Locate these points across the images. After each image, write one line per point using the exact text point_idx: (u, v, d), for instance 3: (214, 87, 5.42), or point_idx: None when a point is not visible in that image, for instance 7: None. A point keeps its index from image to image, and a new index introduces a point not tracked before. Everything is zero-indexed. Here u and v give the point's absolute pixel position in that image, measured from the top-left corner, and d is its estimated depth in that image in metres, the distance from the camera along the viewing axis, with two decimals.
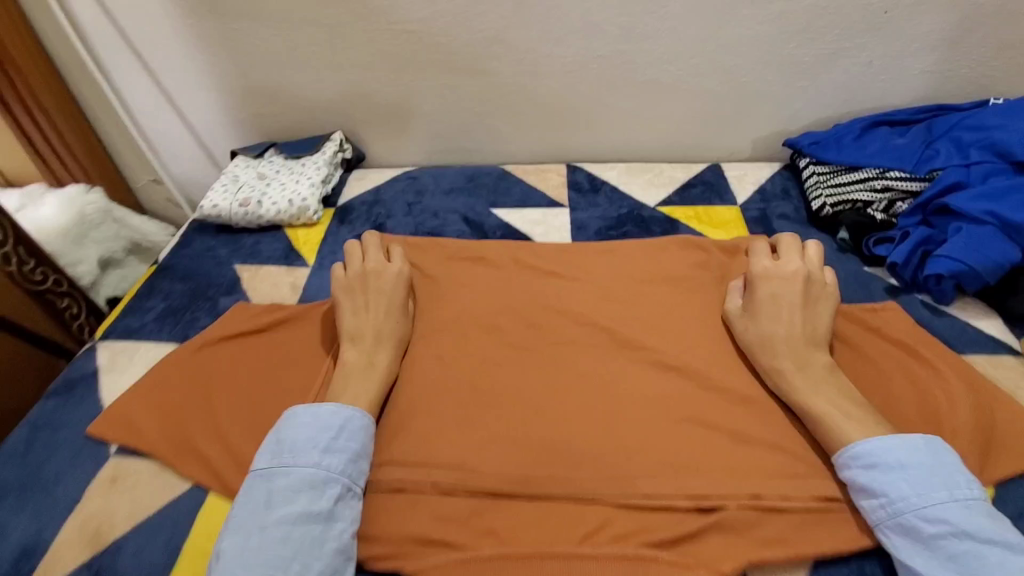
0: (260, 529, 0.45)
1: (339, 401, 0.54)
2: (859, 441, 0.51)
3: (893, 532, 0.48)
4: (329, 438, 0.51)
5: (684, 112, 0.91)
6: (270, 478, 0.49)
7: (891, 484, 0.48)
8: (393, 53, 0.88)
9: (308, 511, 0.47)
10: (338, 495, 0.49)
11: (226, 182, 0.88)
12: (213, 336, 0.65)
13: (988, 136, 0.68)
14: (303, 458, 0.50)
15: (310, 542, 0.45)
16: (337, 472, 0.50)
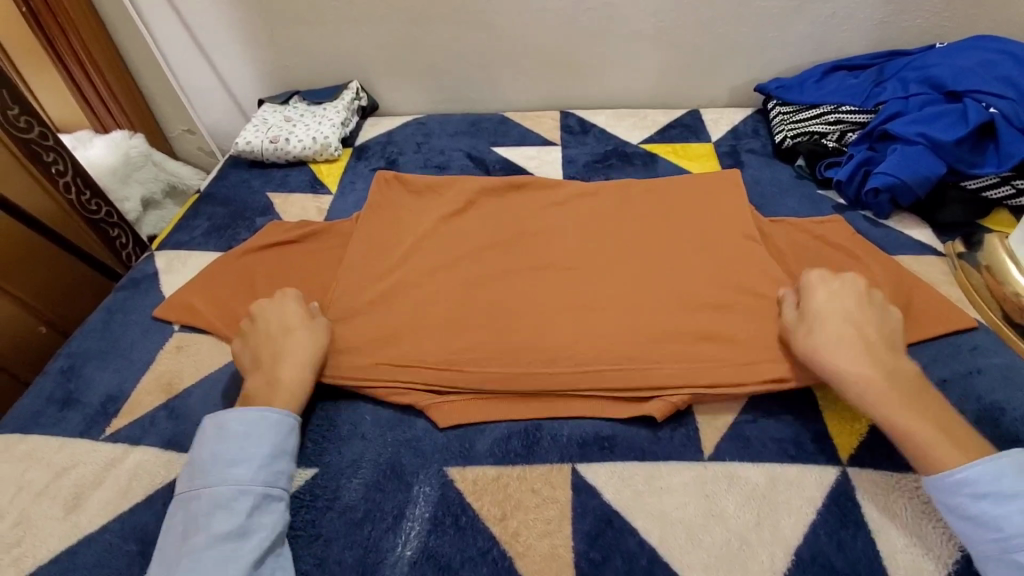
0: (176, 558, 0.46)
1: (242, 408, 0.54)
2: (963, 467, 0.46)
3: (1000, 570, 0.44)
4: (233, 450, 0.51)
5: (665, 63, 1.03)
6: (188, 505, 0.49)
7: (1004, 517, 0.44)
8: (402, 9, 0.99)
9: (222, 531, 0.47)
10: (254, 504, 0.49)
11: (257, 124, 1.01)
12: (255, 245, 0.80)
13: (928, 73, 0.82)
14: (211, 477, 0.50)
15: (225, 561, 0.45)
16: (246, 482, 0.49)
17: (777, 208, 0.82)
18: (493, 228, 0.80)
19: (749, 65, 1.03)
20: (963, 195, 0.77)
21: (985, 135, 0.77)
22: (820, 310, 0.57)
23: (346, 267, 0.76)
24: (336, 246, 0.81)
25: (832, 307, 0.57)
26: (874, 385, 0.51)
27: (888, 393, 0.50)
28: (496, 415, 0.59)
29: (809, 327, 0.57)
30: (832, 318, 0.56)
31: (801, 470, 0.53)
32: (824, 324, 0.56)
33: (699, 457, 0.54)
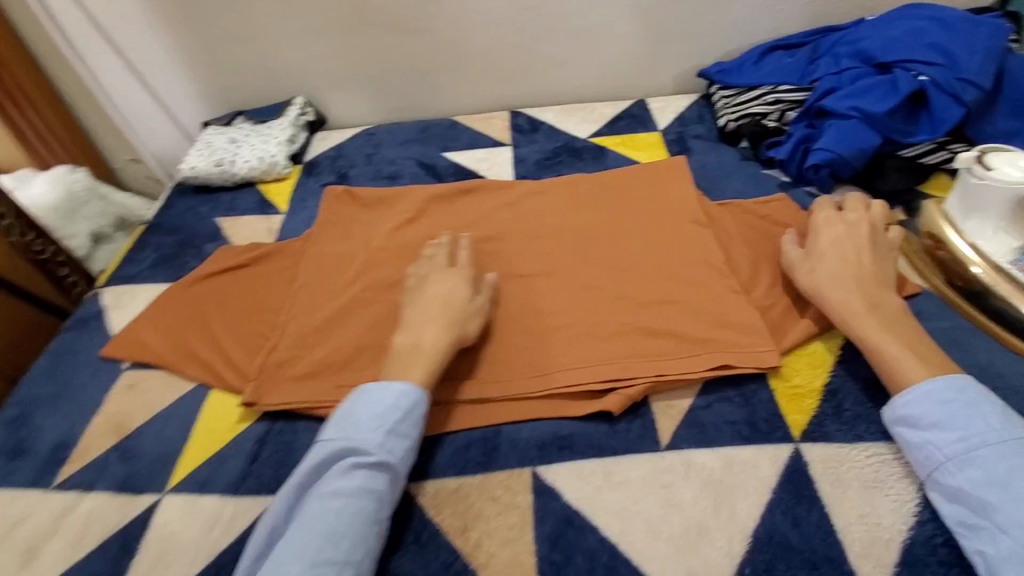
0: (320, 500, 0.48)
1: (409, 382, 0.54)
2: (929, 378, 0.50)
3: (956, 470, 0.46)
4: (394, 421, 0.52)
5: (608, 56, 1.04)
6: (335, 452, 0.51)
7: (965, 420, 0.47)
8: (339, 19, 0.98)
9: (364, 490, 0.48)
10: (391, 479, 0.50)
11: (201, 148, 0.99)
12: (205, 272, 0.79)
13: (859, 47, 0.83)
14: (368, 436, 0.51)
15: (363, 523, 0.47)
16: (392, 456, 0.51)
17: (725, 192, 0.83)
18: (445, 235, 0.79)
19: (691, 51, 1.03)
20: (902, 163, 0.77)
21: (918, 103, 0.78)
22: (822, 249, 0.63)
23: (298, 287, 0.75)
24: (287, 267, 0.79)
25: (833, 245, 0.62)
26: (859, 316, 0.56)
27: (871, 322, 0.55)
28: (456, 424, 0.58)
29: (813, 262, 0.62)
30: (832, 252, 0.62)
31: (755, 452, 0.53)
32: (824, 258, 0.61)
33: (656, 448, 0.55)
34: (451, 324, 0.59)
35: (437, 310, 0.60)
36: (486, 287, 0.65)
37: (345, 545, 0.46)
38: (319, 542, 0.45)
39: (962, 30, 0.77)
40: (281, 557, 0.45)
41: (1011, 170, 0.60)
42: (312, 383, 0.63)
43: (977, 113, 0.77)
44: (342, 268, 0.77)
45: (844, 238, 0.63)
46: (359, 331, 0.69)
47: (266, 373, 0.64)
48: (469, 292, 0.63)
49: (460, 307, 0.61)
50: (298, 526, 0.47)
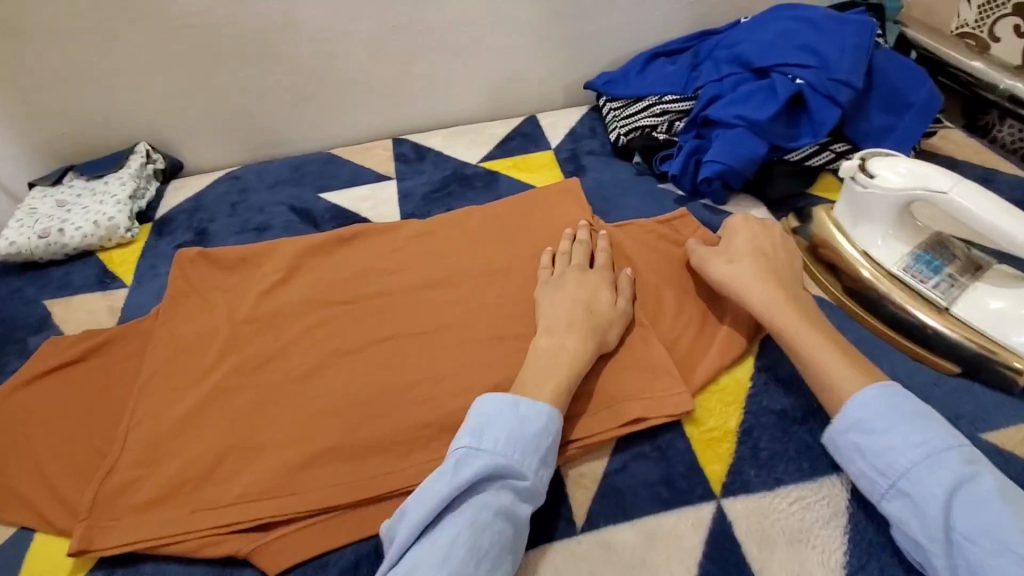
0: (466, 514, 0.44)
1: (554, 403, 0.51)
2: (875, 383, 0.48)
3: (922, 480, 0.43)
4: (542, 443, 0.49)
5: (491, 73, 0.97)
6: (480, 464, 0.46)
7: (919, 424, 0.45)
8: (180, 53, 0.85)
9: (507, 513, 0.45)
10: (531, 505, 0.47)
11: (21, 216, 0.83)
12: (25, 376, 0.65)
13: (737, 51, 0.81)
14: (517, 456, 0.47)
15: (502, 546, 0.44)
16: (534, 480, 0.48)
17: (622, 212, 0.79)
18: (323, 295, 0.69)
19: (576, 61, 0.99)
20: (790, 168, 0.77)
21: (797, 106, 0.77)
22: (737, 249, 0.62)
23: (144, 383, 0.62)
24: (130, 357, 0.66)
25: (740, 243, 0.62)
26: (780, 308, 0.55)
27: (792, 314, 0.54)
28: (345, 536, 0.51)
29: (728, 259, 0.61)
30: (748, 252, 0.61)
31: (675, 518, 0.49)
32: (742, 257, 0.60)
33: (572, 530, 0.49)
34: (589, 333, 0.56)
35: (568, 320, 0.58)
36: (624, 287, 0.62)
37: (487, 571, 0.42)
38: (463, 557, 0.42)
39: (830, 30, 0.77)
40: (420, 567, 0.41)
41: (892, 176, 0.59)
42: (158, 512, 0.52)
43: (853, 112, 0.77)
44: (203, 349, 0.65)
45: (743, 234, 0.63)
46: (224, 431, 0.58)
47: (99, 507, 0.53)
48: (609, 296, 0.60)
49: (605, 312, 0.59)
50: (435, 544, 0.43)
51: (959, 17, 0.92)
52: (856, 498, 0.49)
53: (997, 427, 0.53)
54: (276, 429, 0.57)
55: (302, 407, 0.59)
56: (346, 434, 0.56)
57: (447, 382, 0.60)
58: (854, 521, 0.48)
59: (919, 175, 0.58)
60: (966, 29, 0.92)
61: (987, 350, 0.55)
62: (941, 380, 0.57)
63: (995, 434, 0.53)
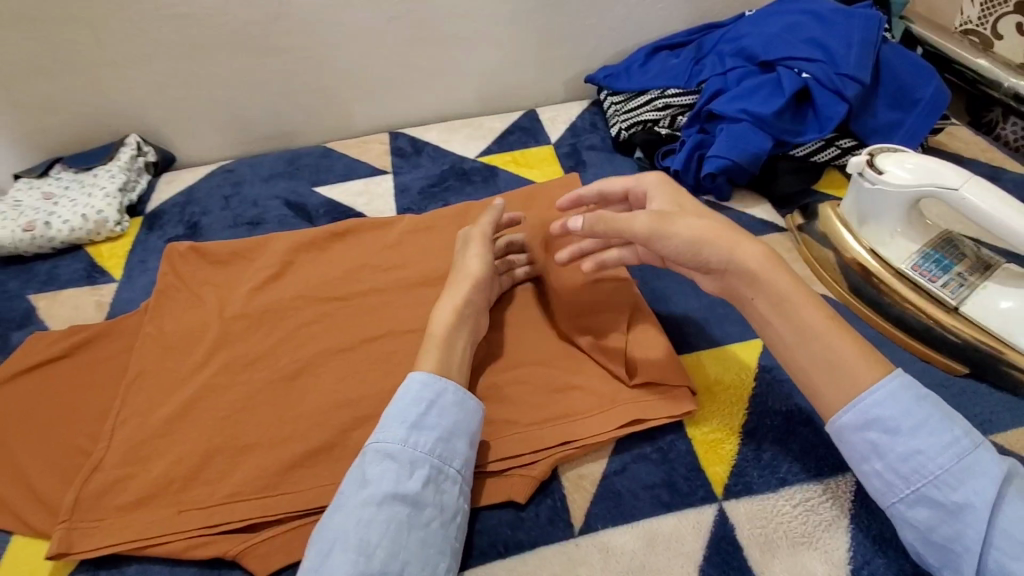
0: (351, 513, 0.42)
1: (431, 370, 0.49)
2: (897, 372, 0.43)
3: (956, 484, 0.40)
4: (417, 413, 0.46)
5: (489, 66, 0.95)
6: (360, 454, 0.45)
7: (945, 420, 0.41)
8: (168, 42, 0.83)
9: (395, 492, 0.43)
10: (428, 477, 0.44)
11: (6, 209, 0.81)
12: (7, 372, 0.63)
13: (741, 45, 0.80)
14: (390, 433, 0.46)
15: (396, 530, 0.41)
16: (420, 453, 0.45)
17: None
18: (316, 292, 0.68)
19: (576, 54, 0.97)
20: (795, 164, 0.75)
21: (803, 101, 0.75)
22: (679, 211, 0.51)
23: (130, 381, 0.60)
24: (115, 354, 0.64)
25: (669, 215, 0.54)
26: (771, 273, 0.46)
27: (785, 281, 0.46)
28: None
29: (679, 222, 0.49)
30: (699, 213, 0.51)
31: (675, 521, 0.47)
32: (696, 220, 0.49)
33: (569, 534, 0.47)
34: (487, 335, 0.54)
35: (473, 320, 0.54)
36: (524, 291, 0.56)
37: (382, 554, 0.40)
38: (350, 556, 0.40)
39: (837, 23, 0.75)
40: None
41: (900, 171, 0.58)
42: (141, 514, 0.51)
43: (859, 108, 0.76)
44: (191, 346, 0.64)
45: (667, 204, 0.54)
46: (212, 430, 0.56)
47: (80, 508, 0.51)
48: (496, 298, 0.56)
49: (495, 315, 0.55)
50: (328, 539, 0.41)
51: (962, 14, 0.91)
52: (862, 501, 0.47)
53: (1004, 430, 0.52)
54: (265, 428, 0.56)
55: (292, 405, 0.57)
56: (338, 434, 0.55)
57: None
58: (861, 525, 0.46)
59: (929, 170, 0.56)
60: (969, 26, 0.91)
61: (995, 350, 0.54)
62: (948, 381, 0.56)
63: (1003, 437, 0.51)
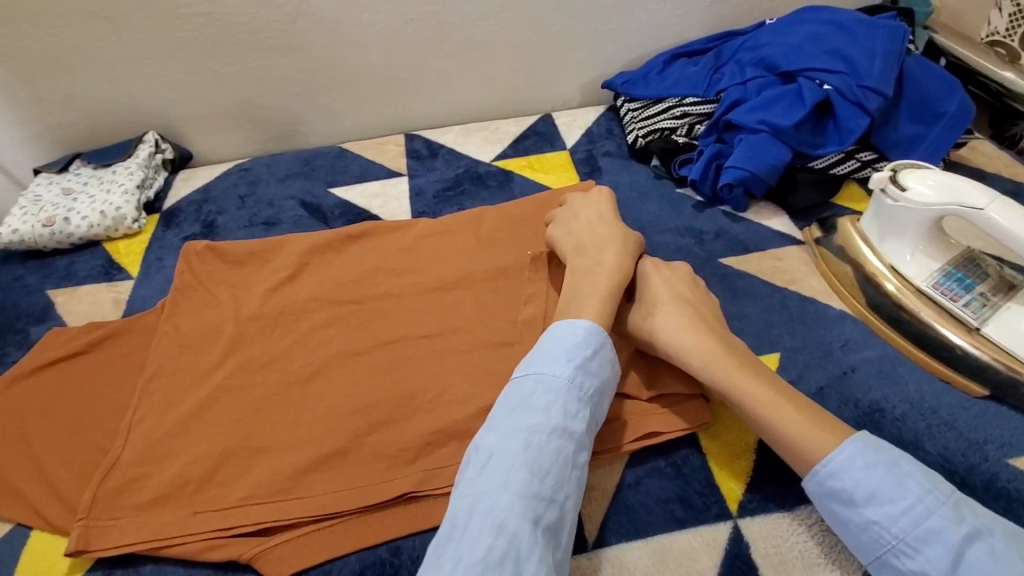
0: (521, 436, 0.43)
1: (594, 320, 0.50)
2: (843, 443, 0.43)
3: (912, 552, 0.39)
4: (586, 356, 0.48)
5: (507, 68, 0.95)
6: (527, 384, 0.46)
7: (899, 486, 0.41)
8: (188, 40, 0.83)
9: (563, 426, 0.44)
10: (588, 420, 0.46)
11: (26, 204, 0.82)
12: (26, 368, 0.64)
13: (761, 54, 0.79)
14: (560, 370, 0.47)
15: (562, 464, 0.43)
16: (583, 395, 0.46)
17: (639, 217, 0.77)
18: (331, 294, 0.68)
19: (593, 59, 0.97)
20: (813, 176, 0.75)
21: (824, 113, 0.75)
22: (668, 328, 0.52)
23: (148, 380, 0.61)
24: (132, 353, 0.65)
25: (670, 287, 0.55)
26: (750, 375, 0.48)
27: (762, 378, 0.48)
28: (346, 546, 0.50)
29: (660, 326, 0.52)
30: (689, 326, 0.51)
31: (689, 537, 0.47)
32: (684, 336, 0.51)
33: (583, 547, 0.48)
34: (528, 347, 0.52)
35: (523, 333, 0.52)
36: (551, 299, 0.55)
37: (550, 482, 0.42)
38: (524, 477, 0.41)
39: (860, 34, 0.74)
40: (484, 494, 0.41)
41: (923, 189, 0.57)
42: (157, 514, 0.51)
43: (881, 121, 0.75)
44: (207, 346, 0.64)
45: (681, 281, 0.56)
46: (226, 433, 0.56)
47: (97, 507, 0.52)
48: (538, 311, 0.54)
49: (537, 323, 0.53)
50: (497, 456, 0.42)
51: (989, 25, 0.91)
52: None
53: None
54: (279, 431, 0.56)
55: (308, 409, 0.58)
56: (352, 439, 0.55)
57: (455, 387, 0.58)
58: None
59: (951, 188, 0.56)
60: (997, 37, 0.90)
61: (1014, 371, 0.53)
62: (968, 403, 0.55)
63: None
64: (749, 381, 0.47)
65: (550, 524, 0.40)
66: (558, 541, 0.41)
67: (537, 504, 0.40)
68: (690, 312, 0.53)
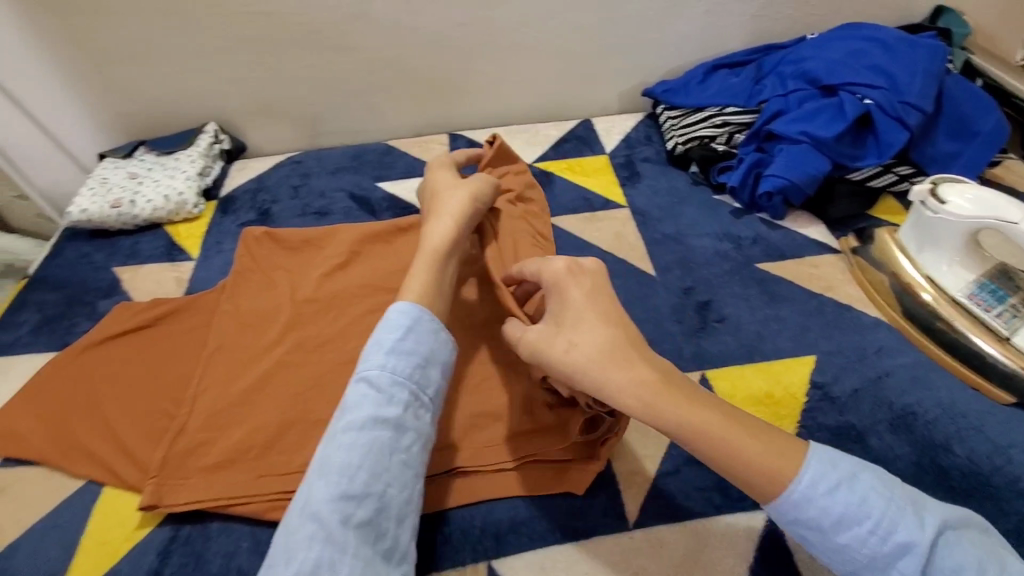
0: (333, 438, 0.45)
1: (412, 302, 0.52)
2: (804, 466, 0.42)
3: (886, 567, 0.40)
4: (395, 339, 0.49)
5: (550, 74, 0.98)
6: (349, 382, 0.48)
7: (863, 504, 0.41)
8: (251, 38, 0.88)
9: (377, 416, 0.45)
10: (406, 401, 0.47)
11: (94, 185, 0.87)
12: (97, 337, 0.68)
13: (803, 67, 0.81)
14: (369, 363, 0.48)
15: (378, 454, 0.44)
16: (397, 380, 0.48)
17: (677, 221, 0.79)
18: (382, 281, 0.71)
19: (635, 68, 1.00)
20: (852, 188, 0.77)
21: (863, 126, 0.77)
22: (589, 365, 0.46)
23: (211, 353, 0.64)
24: (195, 329, 0.69)
25: (592, 302, 0.49)
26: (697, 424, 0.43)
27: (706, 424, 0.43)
28: None
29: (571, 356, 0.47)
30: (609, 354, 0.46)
31: (727, 522, 0.50)
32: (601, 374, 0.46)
33: (624, 527, 0.51)
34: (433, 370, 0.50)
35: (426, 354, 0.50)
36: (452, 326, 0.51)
37: (365, 474, 0.43)
38: (334, 478, 0.43)
39: (902, 52, 0.77)
40: (303, 497, 0.43)
41: (962, 203, 0.59)
42: (224, 476, 0.55)
43: (919, 136, 0.77)
44: (266, 325, 0.68)
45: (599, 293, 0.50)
46: (284, 405, 0.60)
47: (167, 466, 0.55)
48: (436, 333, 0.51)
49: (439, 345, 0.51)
50: (317, 462, 0.44)
51: None
52: None
53: None
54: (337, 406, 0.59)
55: None
56: None
57: None
58: None
59: (990, 203, 0.58)
60: None
61: None
62: (995, 409, 0.57)
63: None
64: (677, 411, 0.44)
65: (365, 518, 0.42)
66: (381, 531, 0.43)
67: (347, 505, 0.42)
68: (613, 338, 0.47)
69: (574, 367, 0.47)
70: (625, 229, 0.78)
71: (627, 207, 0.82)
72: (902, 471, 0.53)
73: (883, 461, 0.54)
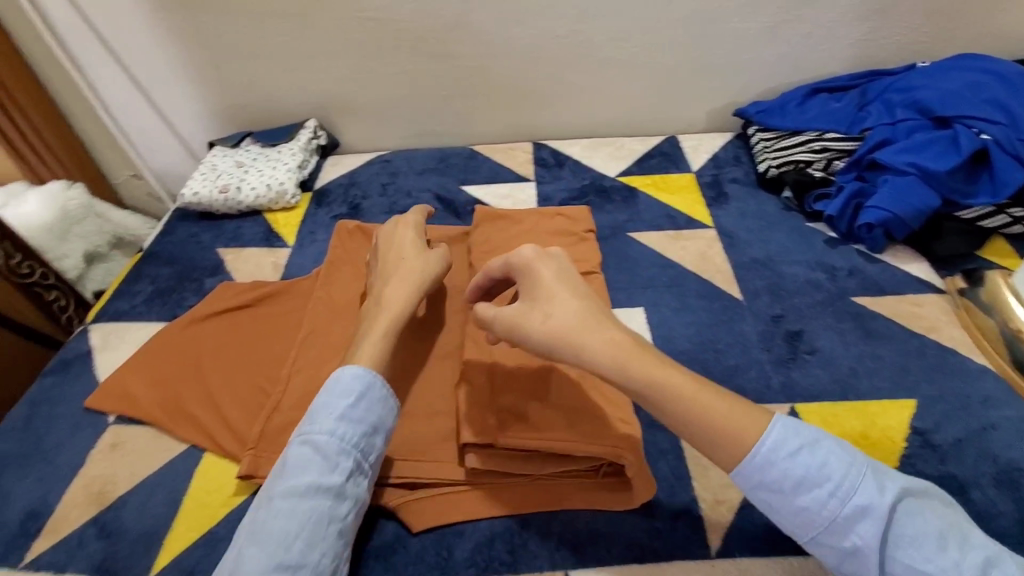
0: (272, 503, 0.45)
1: (365, 365, 0.52)
2: (769, 430, 0.42)
3: (845, 531, 0.40)
4: (347, 406, 0.49)
5: (640, 89, 0.98)
6: (293, 444, 0.49)
7: (824, 468, 0.41)
8: (357, 41, 0.93)
9: (319, 483, 0.46)
10: (350, 470, 0.48)
11: (205, 171, 0.93)
12: (204, 311, 0.73)
13: (914, 96, 0.78)
14: (318, 427, 0.49)
15: (316, 523, 0.45)
16: (343, 447, 0.48)
17: (766, 246, 0.77)
18: None
19: (728, 87, 0.98)
20: (962, 225, 0.72)
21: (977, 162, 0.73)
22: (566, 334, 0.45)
23: (305, 336, 0.68)
24: (289, 312, 0.73)
25: (561, 278, 0.49)
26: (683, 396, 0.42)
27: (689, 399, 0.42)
28: (472, 513, 0.53)
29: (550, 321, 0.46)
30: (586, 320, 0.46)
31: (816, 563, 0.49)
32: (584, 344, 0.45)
33: (705, 553, 0.50)
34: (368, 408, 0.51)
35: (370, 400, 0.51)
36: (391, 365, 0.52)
37: (300, 544, 0.44)
38: (270, 546, 0.43)
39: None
40: (236, 559, 0.43)
41: None
42: None
43: None
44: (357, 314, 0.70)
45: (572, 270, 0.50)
46: None
47: (264, 440, 0.59)
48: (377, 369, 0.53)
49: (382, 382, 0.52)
50: (252, 526, 0.45)
51: None
52: None
53: None
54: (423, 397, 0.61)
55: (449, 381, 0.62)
56: None
57: None
58: None
59: None
60: None
61: None
62: None
63: None
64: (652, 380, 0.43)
65: None
66: None
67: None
68: (588, 307, 0.47)
69: (552, 336, 0.46)
70: (711, 250, 0.77)
71: (714, 228, 0.81)
72: (1006, 531, 0.49)
73: (985, 517, 0.50)
